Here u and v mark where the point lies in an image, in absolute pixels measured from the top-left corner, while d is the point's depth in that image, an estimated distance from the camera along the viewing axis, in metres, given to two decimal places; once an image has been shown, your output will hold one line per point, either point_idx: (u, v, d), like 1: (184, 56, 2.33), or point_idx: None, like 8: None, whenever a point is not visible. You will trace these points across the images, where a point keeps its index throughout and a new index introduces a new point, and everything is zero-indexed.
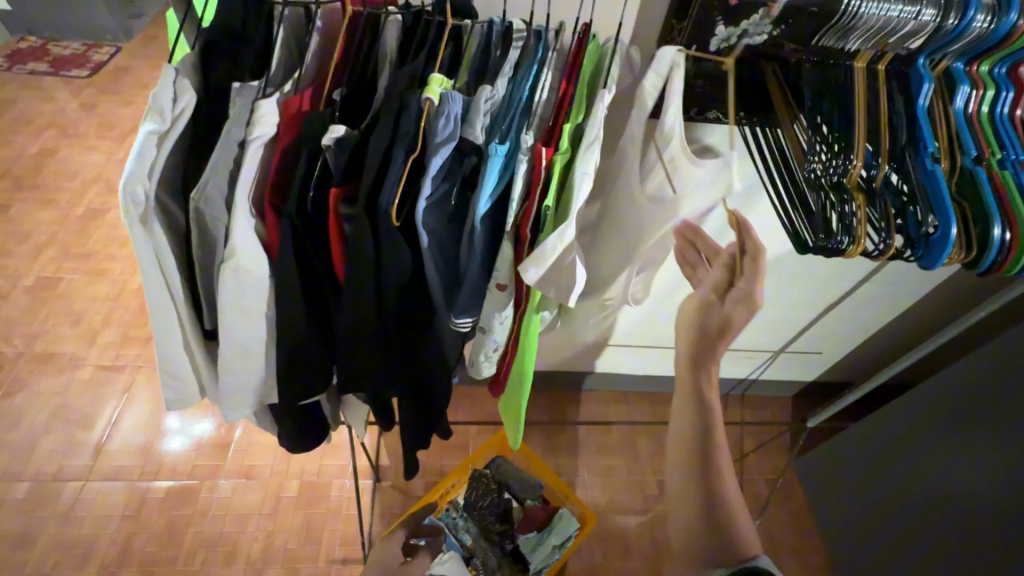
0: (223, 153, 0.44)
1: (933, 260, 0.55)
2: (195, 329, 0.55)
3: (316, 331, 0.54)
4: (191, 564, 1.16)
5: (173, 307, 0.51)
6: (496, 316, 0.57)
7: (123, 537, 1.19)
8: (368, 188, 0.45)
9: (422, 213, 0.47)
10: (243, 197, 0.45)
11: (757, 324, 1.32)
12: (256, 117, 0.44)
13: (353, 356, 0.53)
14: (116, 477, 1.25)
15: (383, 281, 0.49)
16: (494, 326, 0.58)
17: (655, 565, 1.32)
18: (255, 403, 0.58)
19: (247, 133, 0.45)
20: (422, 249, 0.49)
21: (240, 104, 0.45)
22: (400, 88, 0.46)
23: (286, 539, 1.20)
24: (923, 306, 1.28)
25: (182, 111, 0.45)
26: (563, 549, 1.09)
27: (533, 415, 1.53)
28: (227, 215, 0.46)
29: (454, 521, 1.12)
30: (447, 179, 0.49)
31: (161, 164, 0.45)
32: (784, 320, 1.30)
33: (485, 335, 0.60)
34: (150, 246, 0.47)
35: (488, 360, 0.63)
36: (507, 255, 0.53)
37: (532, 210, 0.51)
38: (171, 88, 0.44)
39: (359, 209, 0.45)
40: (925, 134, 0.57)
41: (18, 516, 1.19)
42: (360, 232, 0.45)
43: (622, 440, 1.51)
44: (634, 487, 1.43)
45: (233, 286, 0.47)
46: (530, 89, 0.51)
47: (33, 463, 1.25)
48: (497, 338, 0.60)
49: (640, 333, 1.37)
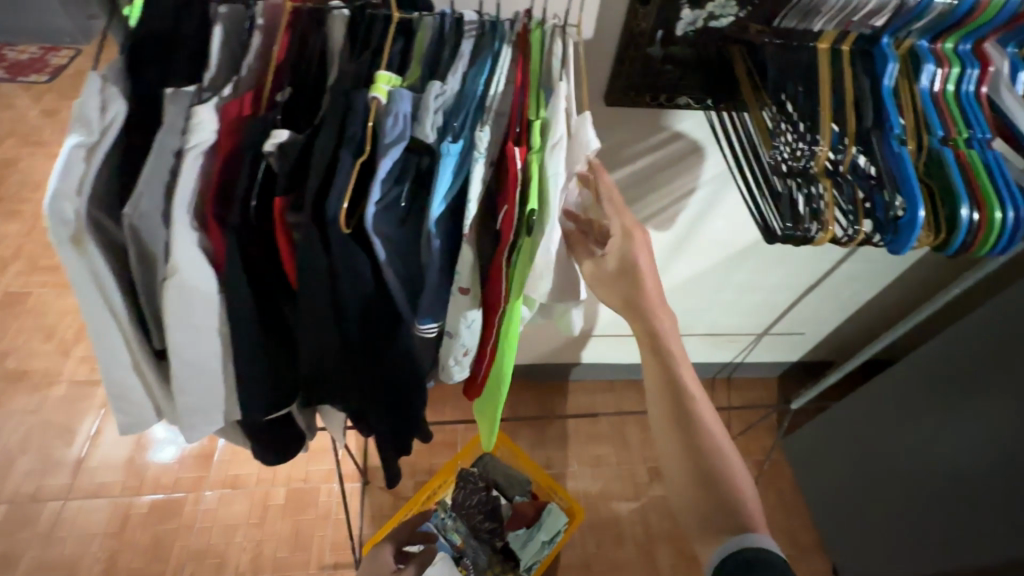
0: (159, 164, 0.44)
1: (902, 245, 0.54)
2: (144, 347, 0.53)
3: (275, 342, 0.53)
4: None
5: (116, 327, 0.49)
6: (462, 320, 0.56)
7: (106, 555, 1.16)
8: (314, 195, 0.44)
9: (372, 218, 0.46)
10: (182, 211, 0.44)
11: (739, 307, 1.32)
12: (192, 125, 0.44)
13: (315, 360, 0.53)
14: (97, 494, 1.22)
15: (339, 291, 0.48)
16: (461, 330, 0.56)
17: (647, 550, 1.33)
18: (217, 419, 0.56)
19: (184, 142, 0.44)
20: (376, 257, 0.48)
21: (174, 112, 0.45)
22: (344, 88, 0.47)
23: (275, 548, 1.18)
24: (901, 281, 1.30)
25: (111, 120, 0.44)
26: (552, 544, 1.08)
27: (521, 409, 1.52)
28: (166, 231, 0.45)
29: (442, 521, 1.08)
30: (399, 181, 0.49)
31: (93, 179, 0.44)
32: (764, 303, 1.31)
33: (453, 339, 0.58)
34: (85, 266, 0.45)
35: (459, 364, 0.61)
36: (467, 259, 0.51)
37: (513, 214, 0.48)
38: (97, 98, 0.43)
39: (307, 218, 0.44)
40: (891, 115, 0.56)
41: None
42: (310, 241, 0.45)
43: (611, 428, 1.51)
44: (624, 475, 1.44)
45: (180, 304, 0.46)
46: (485, 84, 0.50)
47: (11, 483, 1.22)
48: (466, 342, 0.58)
49: (622, 324, 1.36)
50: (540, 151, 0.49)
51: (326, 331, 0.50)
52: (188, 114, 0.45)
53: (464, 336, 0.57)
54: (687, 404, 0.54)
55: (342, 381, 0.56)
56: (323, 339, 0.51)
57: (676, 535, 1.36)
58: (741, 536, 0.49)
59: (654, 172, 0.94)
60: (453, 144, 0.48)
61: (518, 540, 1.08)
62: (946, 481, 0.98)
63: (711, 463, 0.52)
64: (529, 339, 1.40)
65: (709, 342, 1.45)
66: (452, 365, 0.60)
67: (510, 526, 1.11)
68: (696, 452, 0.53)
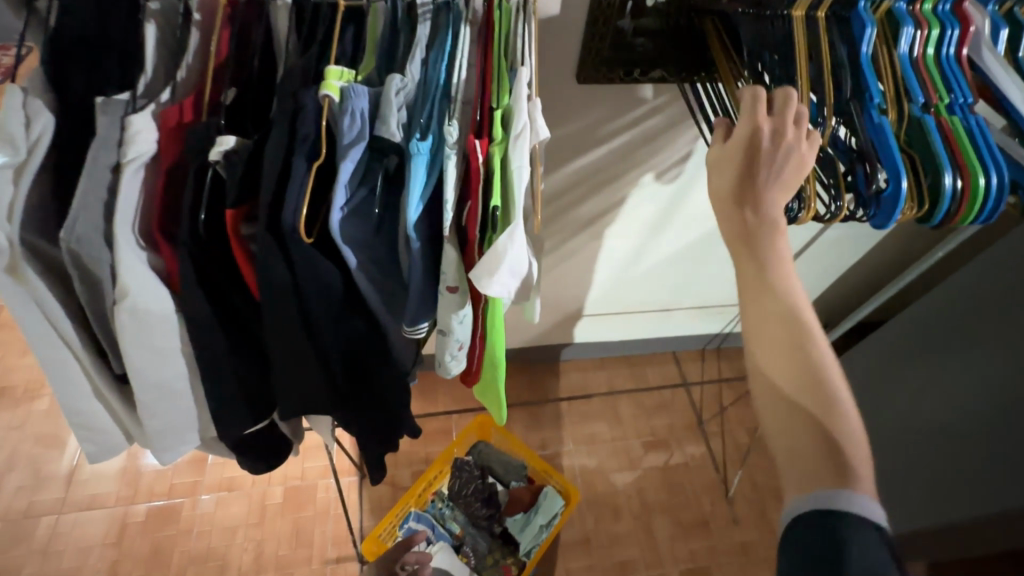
0: (94, 180, 0.46)
1: (886, 218, 0.53)
2: (103, 373, 0.58)
3: (238, 351, 0.55)
4: None
5: (69, 353, 0.55)
6: (454, 317, 0.53)
7: (105, 566, 1.15)
8: (269, 204, 0.44)
9: (338, 223, 0.45)
10: (125, 229, 0.46)
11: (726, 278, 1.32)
12: (129, 137, 0.46)
13: (287, 369, 0.53)
14: (90, 506, 1.20)
15: (307, 299, 0.48)
16: (453, 327, 0.54)
17: (646, 522, 1.35)
18: (182, 440, 0.60)
19: (121, 156, 0.46)
20: (351, 264, 0.47)
21: (107, 122, 0.46)
22: (292, 88, 0.46)
23: (276, 546, 1.18)
24: (887, 244, 1.30)
25: (36, 137, 0.46)
26: (551, 527, 1.08)
27: (515, 393, 1.52)
28: (105, 253, 0.47)
29: (440, 511, 1.12)
30: (365, 182, 0.47)
31: (22, 205, 0.46)
32: None
33: (446, 336, 0.55)
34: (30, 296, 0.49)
35: (457, 359, 0.58)
36: (452, 258, 0.49)
37: (477, 210, 0.47)
38: (21, 113, 0.45)
39: (263, 228, 0.44)
40: (869, 83, 0.55)
41: None
42: (268, 253, 0.45)
43: (605, 406, 1.52)
44: (619, 450, 1.45)
45: (133, 326, 0.50)
46: (447, 72, 0.48)
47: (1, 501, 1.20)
48: (460, 338, 0.55)
49: (610, 303, 1.35)
50: (502, 141, 0.46)
51: (301, 333, 0.50)
52: (122, 124, 0.46)
53: (457, 331, 0.54)
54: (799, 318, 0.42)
55: (322, 383, 0.56)
56: (294, 340, 0.51)
57: (672, 506, 1.38)
58: (838, 491, 0.37)
59: (634, 148, 0.92)
60: (422, 142, 0.46)
61: (515, 525, 1.09)
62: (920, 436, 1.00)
63: (813, 398, 0.40)
64: (517, 323, 1.39)
65: (696, 314, 1.46)
66: (449, 361, 0.57)
67: (507, 512, 1.11)
68: (797, 381, 0.40)
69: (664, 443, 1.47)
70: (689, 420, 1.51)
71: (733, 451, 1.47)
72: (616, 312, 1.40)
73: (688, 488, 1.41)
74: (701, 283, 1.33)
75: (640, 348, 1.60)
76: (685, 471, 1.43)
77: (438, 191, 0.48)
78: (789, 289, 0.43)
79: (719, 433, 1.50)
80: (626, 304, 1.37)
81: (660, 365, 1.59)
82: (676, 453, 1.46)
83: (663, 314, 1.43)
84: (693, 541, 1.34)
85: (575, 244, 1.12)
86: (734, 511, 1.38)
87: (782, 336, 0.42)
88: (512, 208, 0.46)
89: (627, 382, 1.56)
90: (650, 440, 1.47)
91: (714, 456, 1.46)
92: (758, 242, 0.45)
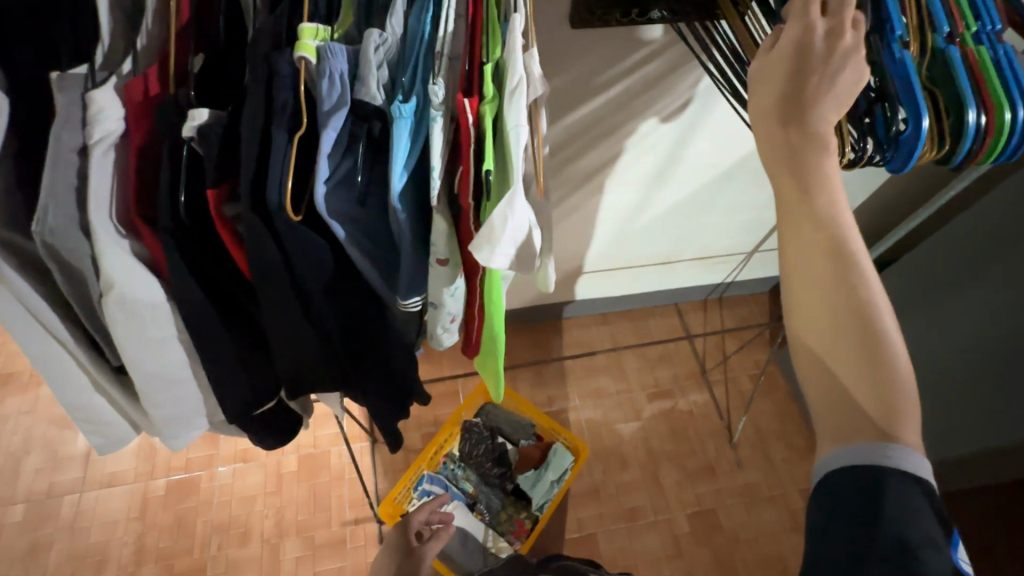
0: (64, 164, 0.43)
1: (904, 160, 0.51)
2: (102, 365, 0.58)
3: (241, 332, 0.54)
4: (207, 551, 1.17)
5: (64, 348, 0.55)
6: (445, 291, 0.52)
7: (132, 538, 1.18)
8: (250, 184, 0.42)
9: (323, 199, 0.43)
10: (103, 215, 0.44)
11: (729, 227, 1.30)
12: (92, 117, 0.43)
13: (291, 348, 0.52)
14: (111, 483, 1.23)
15: (302, 279, 0.47)
16: (444, 300, 0.53)
17: (653, 470, 1.40)
18: (192, 425, 0.61)
19: (88, 137, 0.43)
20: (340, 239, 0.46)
21: (68, 101, 0.44)
22: (264, 50, 0.42)
23: (295, 511, 1.21)
24: (894, 185, 1.27)
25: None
26: (561, 482, 1.11)
27: (519, 352, 1.52)
28: (84, 243, 0.46)
29: (453, 472, 1.15)
30: (349, 153, 0.44)
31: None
32: (753, 220, 1.29)
33: (437, 309, 0.54)
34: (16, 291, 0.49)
35: (449, 331, 0.58)
36: (442, 230, 0.47)
37: (469, 175, 0.45)
38: None
39: (246, 210, 0.42)
40: (892, 12, 0.51)
41: (20, 537, 1.18)
42: (257, 234, 0.43)
43: (608, 361, 1.53)
44: (625, 403, 1.48)
45: (125, 318, 0.48)
46: (432, 23, 0.44)
47: (23, 482, 1.22)
48: (452, 310, 0.55)
49: (612, 258, 1.34)
50: (494, 99, 0.43)
51: (294, 312, 0.49)
52: (84, 101, 0.44)
53: (448, 304, 0.54)
54: (849, 259, 0.40)
55: (321, 359, 0.55)
56: (289, 319, 0.49)
57: (678, 454, 1.42)
58: (884, 443, 0.37)
59: (632, 96, 0.88)
60: (405, 104, 0.43)
61: (526, 483, 1.11)
62: (929, 379, 1.01)
63: (863, 345, 0.38)
64: (519, 284, 1.38)
65: (698, 266, 1.45)
66: (440, 333, 0.57)
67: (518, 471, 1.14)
68: (840, 322, 0.39)
69: (668, 394, 1.49)
70: (693, 370, 1.53)
71: (736, 398, 1.50)
72: (617, 267, 1.38)
73: (694, 436, 1.44)
74: (703, 234, 1.31)
75: (642, 302, 1.59)
76: (689, 419, 1.46)
77: (426, 157, 0.46)
78: (839, 220, 0.41)
79: (722, 381, 1.52)
80: (628, 259, 1.35)
81: (663, 318, 1.59)
82: (681, 403, 1.49)
83: (665, 266, 1.42)
84: (699, 486, 1.38)
85: (575, 200, 1.09)
86: (738, 456, 1.42)
87: (831, 280, 0.40)
88: (512, 168, 0.43)
89: (631, 336, 1.57)
90: (654, 392, 1.50)
91: (718, 404, 1.49)
92: (808, 172, 0.42)
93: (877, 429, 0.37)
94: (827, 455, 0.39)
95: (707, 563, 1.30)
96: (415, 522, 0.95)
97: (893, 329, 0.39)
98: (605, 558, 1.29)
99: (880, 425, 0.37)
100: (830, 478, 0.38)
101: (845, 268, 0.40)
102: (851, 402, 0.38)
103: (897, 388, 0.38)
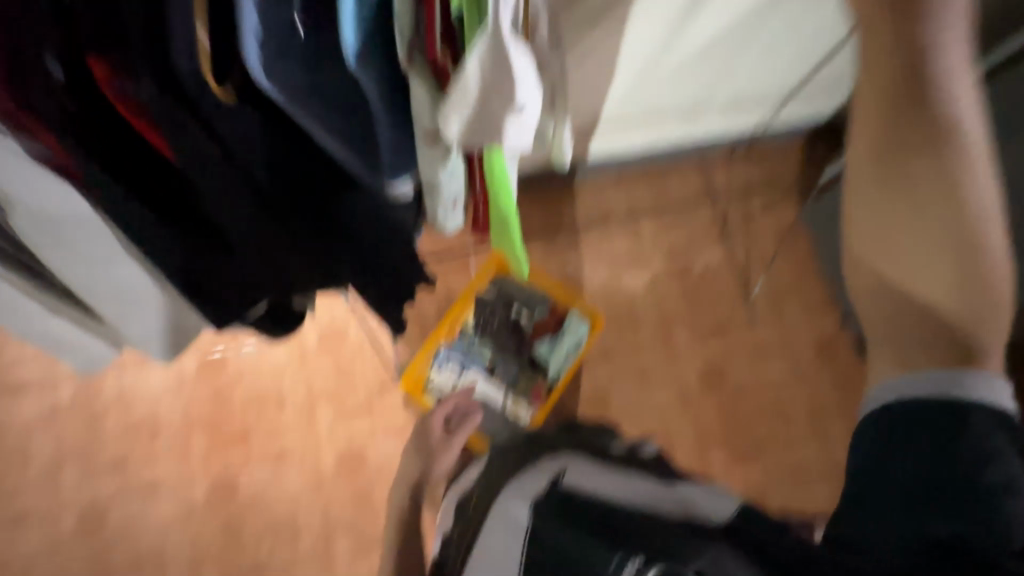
0: None
1: None
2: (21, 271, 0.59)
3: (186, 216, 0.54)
4: (245, 419, 1.20)
5: None
6: (440, 169, 0.54)
7: (167, 412, 1.21)
8: (157, 59, 0.37)
9: (262, 80, 0.39)
10: None
11: (768, 69, 1.14)
12: None
13: (254, 232, 0.52)
14: (127, 364, 1.21)
15: (250, 163, 0.45)
16: (440, 179, 0.56)
17: (665, 329, 1.44)
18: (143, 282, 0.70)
19: None
20: (301, 121, 0.43)
21: None
22: None
23: (322, 380, 1.22)
24: None
25: None
26: (576, 351, 1.13)
27: (527, 218, 1.46)
28: None
29: (468, 345, 1.14)
30: (305, 17, 0.40)
31: None
32: (799, 58, 1.11)
33: (435, 190, 0.58)
34: None
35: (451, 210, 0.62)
36: (422, 99, 0.47)
37: (433, 38, 0.43)
38: None
39: (168, 93, 0.39)
40: None
41: (49, 418, 1.19)
42: (181, 125, 0.40)
43: (621, 223, 1.46)
44: (639, 266, 1.45)
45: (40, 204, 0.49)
46: None
47: (33, 368, 1.19)
48: (450, 190, 0.58)
49: (629, 112, 1.19)
50: None
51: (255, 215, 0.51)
52: None
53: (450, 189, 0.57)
54: (956, 170, 0.45)
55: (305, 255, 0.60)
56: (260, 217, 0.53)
57: (690, 316, 1.45)
58: (959, 374, 0.49)
59: None
60: None
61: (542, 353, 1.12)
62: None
63: (951, 271, 0.47)
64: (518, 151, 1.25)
65: (727, 116, 1.29)
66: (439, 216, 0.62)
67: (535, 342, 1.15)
68: (939, 250, 0.47)
69: (683, 257, 1.46)
70: (711, 231, 1.47)
71: (755, 259, 1.47)
72: (635, 117, 1.22)
73: (707, 299, 1.45)
74: (737, 78, 1.14)
75: (659, 156, 1.45)
76: (704, 283, 1.46)
77: (387, 13, 0.43)
78: (954, 144, 0.45)
79: (740, 243, 1.47)
80: (647, 112, 1.20)
81: (681, 176, 1.48)
82: (696, 265, 1.45)
83: (690, 119, 1.27)
84: (709, 346, 1.44)
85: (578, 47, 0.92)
86: (750, 316, 1.45)
87: (934, 202, 0.46)
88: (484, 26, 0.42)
89: (646, 197, 1.47)
90: (669, 256, 1.46)
91: (736, 263, 1.46)
92: (924, 95, 0.43)
93: (958, 345, 0.49)
94: (877, 390, 0.53)
95: (711, 412, 1.42)
96: (442, 413, 1.04)
97: (994, 242, 0.47)
98: (616, 412, 1.41)
99: (961, 336, 0.48)
100: (879, 409, 0.53)
101: (953, 194, 0.45)
102: (952, 321, 0.48)
103: (990, 298, 0.47)
